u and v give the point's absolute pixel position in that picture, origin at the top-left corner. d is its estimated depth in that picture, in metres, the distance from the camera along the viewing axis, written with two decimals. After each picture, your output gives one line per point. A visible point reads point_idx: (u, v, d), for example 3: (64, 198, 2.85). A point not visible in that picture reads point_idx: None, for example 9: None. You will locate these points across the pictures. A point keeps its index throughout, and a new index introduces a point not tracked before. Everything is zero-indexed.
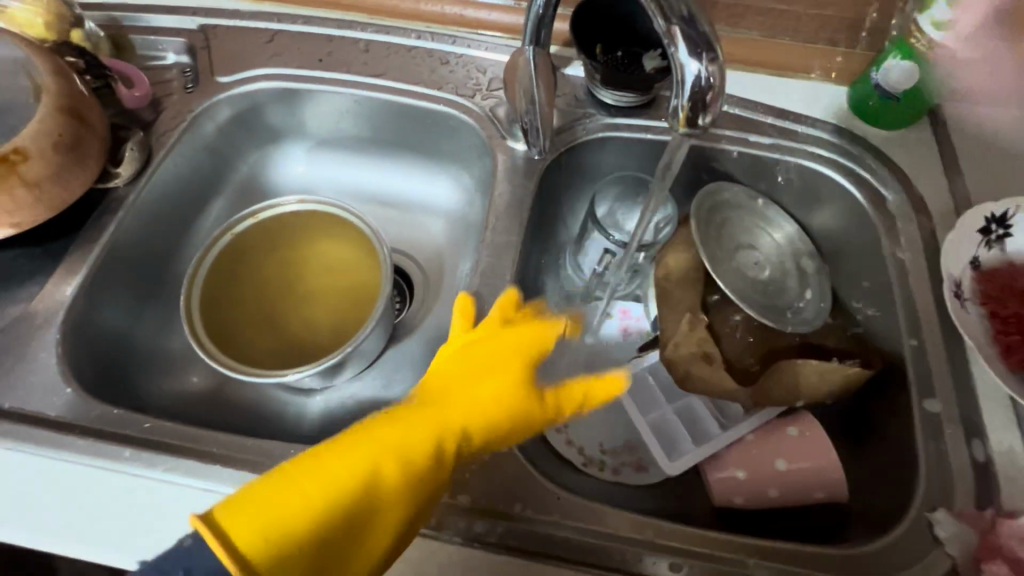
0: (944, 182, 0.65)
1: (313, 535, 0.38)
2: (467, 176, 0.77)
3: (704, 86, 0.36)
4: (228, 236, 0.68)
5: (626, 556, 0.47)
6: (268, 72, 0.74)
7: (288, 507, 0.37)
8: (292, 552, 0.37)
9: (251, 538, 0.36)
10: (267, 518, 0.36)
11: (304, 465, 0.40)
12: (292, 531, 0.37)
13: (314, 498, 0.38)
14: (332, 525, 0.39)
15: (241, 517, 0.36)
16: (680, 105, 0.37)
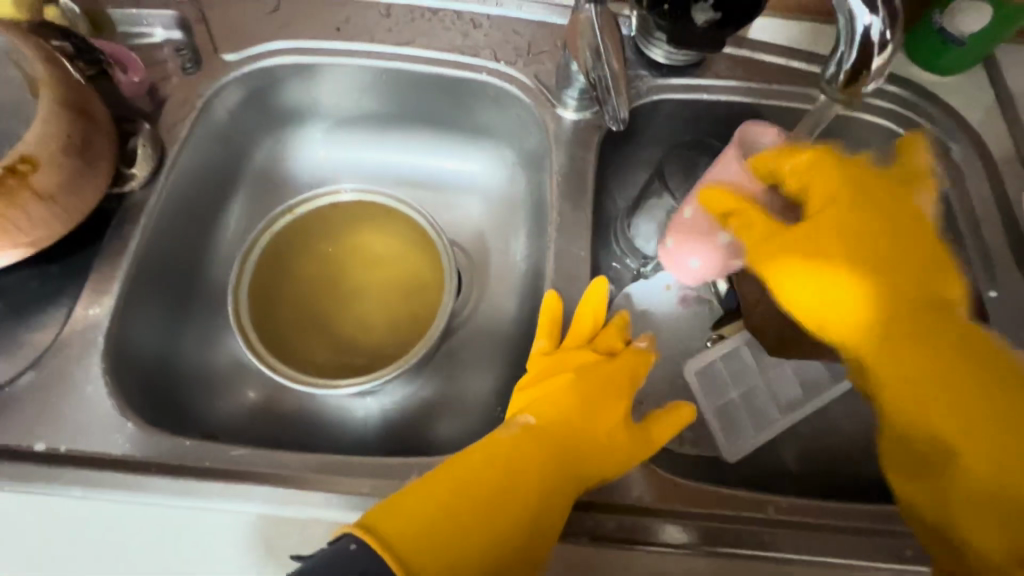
0: (1007, 126, 0.64)
1: (456, 551, 0.39)
2: (508, 151, 0.72)
3: (872, 43, 0.37)
4: (267, 235, 0.63)
5: (753, 535, 0.46)
6: (282, 45, 0.66)
7: (418, 509, 0.40)
8: (441, 562, 0.39)
9: (403, 546, 0.38)
10: (402, 514, 0.40)
11: (427, 479, 0.43)
12: (425, 527, 0.39)
13: (441, 504, 0.41)
14: (459, 528, 0.40)
15: (390, 525, 0.39)
16: (844, 65, 0.38)
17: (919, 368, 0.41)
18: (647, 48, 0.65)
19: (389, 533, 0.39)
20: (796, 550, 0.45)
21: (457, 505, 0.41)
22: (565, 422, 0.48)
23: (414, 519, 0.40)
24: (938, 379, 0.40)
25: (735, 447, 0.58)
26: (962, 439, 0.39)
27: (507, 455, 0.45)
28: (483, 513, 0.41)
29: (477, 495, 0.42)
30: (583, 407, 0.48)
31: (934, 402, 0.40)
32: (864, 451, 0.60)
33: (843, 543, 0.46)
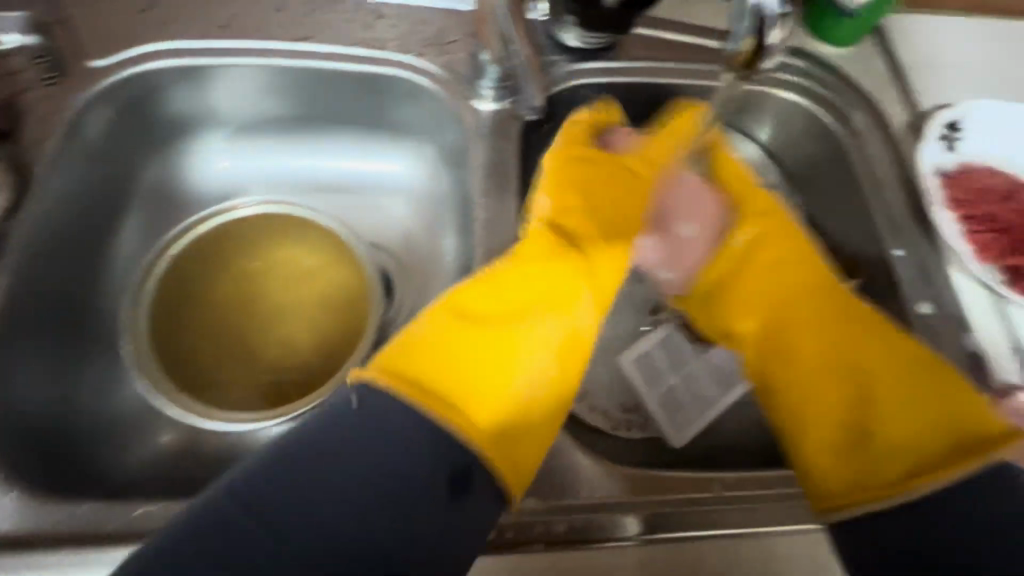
0: (898, 94, 0.68)
1: (452, 373, 0.41)
2: (429, 147, 0.69)
3: (771, 18, 0.42)
4: (166, 261, 0.57)
5: (704, 515, 0.46)
6: (161, 48, 0.59)
7: (436, 341, 0.42)
8: (437, 375, 0.40)
9: (403, 370, 0.40)
10: (419, 345, 0.42)
11: (455, 304, 0.45)
12: (429, 352, 0.42)
13: (452, 328, 0.43)
14: (471, 344, 0.43)
15: (402, 364, 0.41)
16: (745, 37, 0.43)
17: (792, 333, 0.51)
18: (560, 33, 0.64)
19: (397, 365, 0.40)
20: (747, 524, 0.46)
21: (461, 356, 0.42)
22: (586, 194, 0.53)
23: (422, 352, 0.42)
24: (819, 365, 0.48)
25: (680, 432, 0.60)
26: (827, 387, 0.47)
27: (503, 308, 0.45)
28: (478, 337, 0.43)
29: (478, 336, 0.43)
30: (589, 192, 0.53)
31: (813, 365, 0.48)
32: None
33: (788, 509, 0.47)
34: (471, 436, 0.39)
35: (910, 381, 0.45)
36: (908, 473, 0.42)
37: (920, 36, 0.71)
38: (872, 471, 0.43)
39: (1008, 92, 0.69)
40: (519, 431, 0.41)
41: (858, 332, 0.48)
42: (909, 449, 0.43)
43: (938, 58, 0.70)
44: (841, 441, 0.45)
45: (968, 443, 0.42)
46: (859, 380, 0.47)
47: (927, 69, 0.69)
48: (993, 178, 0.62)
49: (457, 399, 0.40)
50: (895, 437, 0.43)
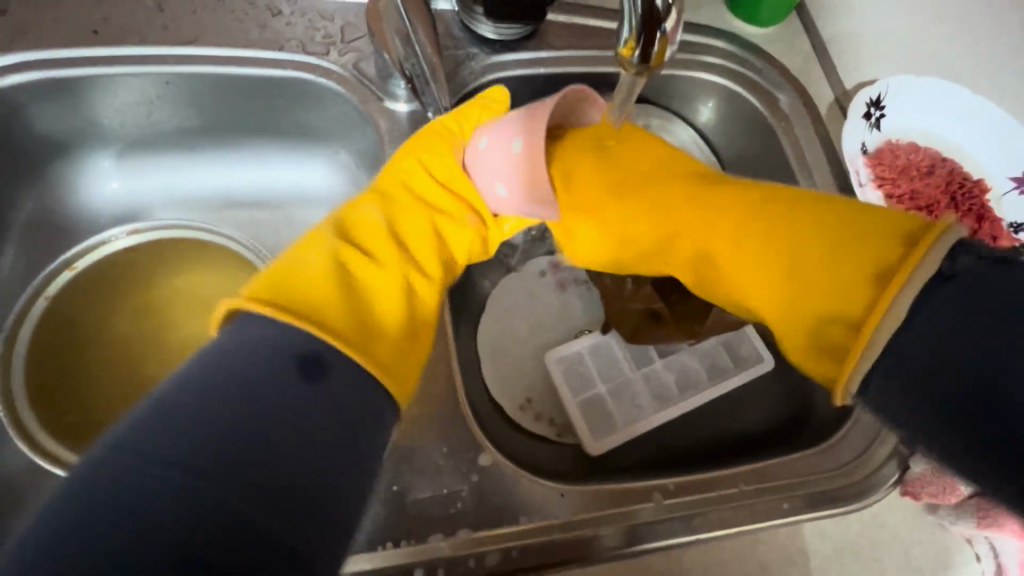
0: (822, 74, 0.67)
1: (328, 294, 0.36)
2: (344, 152, 0.64)
3: (661, 12, 0.34)
4: (43, 302, 0.52)
5: (643, 529, 0.45)
6: (18, 61, 0.52)
7: (310, 269, 0.37)
8: (313, 301, 0.35)
9: (279, 300, 0.34)
10: (281, 276, 0.36)
11: (313, 238, 0.40)
12: (302, 285, 0.36)
13: (325, 266, 0.38)
14: (322, 276, 0.37)
15: (276, 291, 0.35)
16: (631, 33, 0.35)
17: (711, 221, 0.39)
18: (474, 25, 0.60)
19: (269, 295, 0.35)
20: (685, 533, 0.45)
21: (321, 293, 0.36)
22: (416, 174, 0.47)
23: (291, 286, 0.36)
24: (754, 267, 0.36)
25: (602, 442, 0.57)
26: (743, 257, 0.37)
27: (377, 224, 0.42)
28: (335, 276, 0.37)
29: (362, 258, 0.39)
30: (434, 169, 0.47)
31: (748, 270, 0.36)
32: (743, 404, 0.62)
33: (724, 513, 0.46)
34: (357, 342, 0.35)
35: (828, 218, 0.34)
36: (830, 343, 0.32)
37: (841, 12, 0.70)
38: (828, 325, 0.32)
39: (927, 67, 0.69)
40: (392, 340, 0.37)
41: (757, 219, 0.37)
42: (837, 315, 0.32)
43: (860, 33, 0.69)
44: (782, 313, 0.35)
45: (896, 260, 0.30)
46: (774, 241, 0.35)
47: (848, 47, 0.69)
48: (916, 155, 0.62)
49: (340, 309, 0.35)
50: (829, 306, 0.32)
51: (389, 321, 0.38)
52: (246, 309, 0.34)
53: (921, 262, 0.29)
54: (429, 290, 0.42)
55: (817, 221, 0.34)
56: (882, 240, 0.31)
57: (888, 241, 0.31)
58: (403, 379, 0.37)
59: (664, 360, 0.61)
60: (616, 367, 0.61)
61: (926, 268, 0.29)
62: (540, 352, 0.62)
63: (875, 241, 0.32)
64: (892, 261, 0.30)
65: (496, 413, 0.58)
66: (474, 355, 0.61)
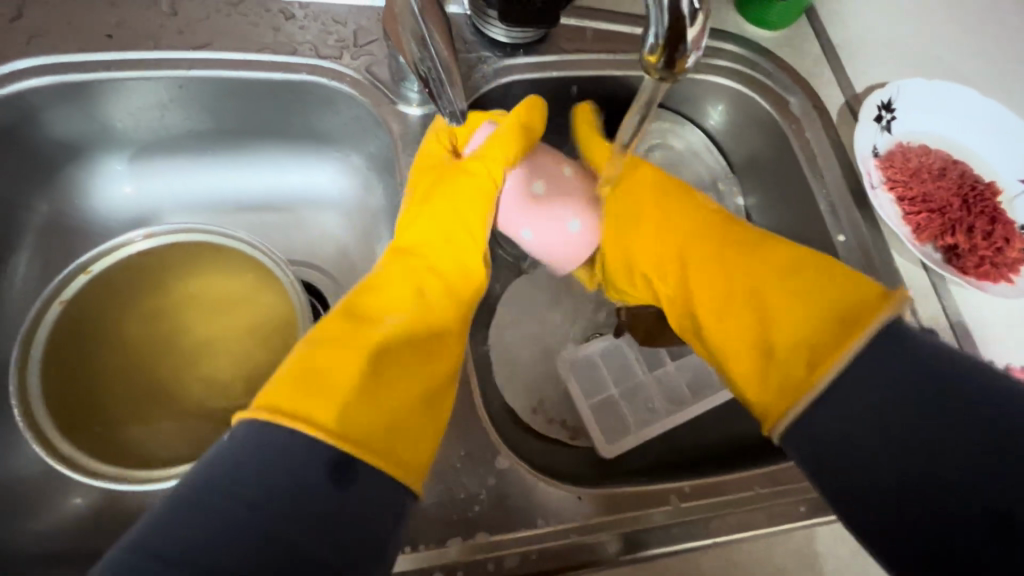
0: (832, 77, 0.67)
1: (351, 385, 0.38)
2: (356, 155, 0.64)
3: (689, 16, 0.34)
4: (58, 306, 0.52)
5: (660, 532, 0.45)
6: (34, 64, 0.52)
7: (329, 361, 0.38)
8: (337, 401, 0.36)
9: (300, 405, 0.36)
10: (304, 379, 0.37)
11: (330, 326, 0.41)
12: (329, 385, 0.37)
13: (343, 348, 0.39)
14: (349, 362, 0.39)
15: (294, 396, 0.36)
16: (659, 39, 0.35)
17: (727, 264, 0.47)
18: (486, 28, 0.60)
19: (288, 403, 0.36)
20: (703, 536, 0.45)
21: (347, 384, 0.37)
22: (427, 232, 0.49)
23: (317, 381, 0.37)
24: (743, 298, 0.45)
25: (616, 445, 0.57)
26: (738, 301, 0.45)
27: (400, 282, 0.45)
28: (358, 364, 0.39)
29: (381, 334, 0.41)
30: (451, 205, 0.50)
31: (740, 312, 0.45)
32: None
33: (742, 516, 0.46)
34: (373, 441, 0.36)
35: (802, 275, 0.43)
36: (806, 378, 0.40)
37: (850, 15, 0.71)
38: (808, 362, 0.40)
39: (936, 69, 0.69)
40: (407, 427, 0.39)
41: (759, 266, 0.45)
42: (798, 359, 0.40)
43: (869, 36, 0.70)
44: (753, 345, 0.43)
45: (862, 309, 0.39)
46: (770, 290, 0.44)
47: (859, 50, 0.69)
48: (928, 157, 0.61)
49: (356, 404, 0.37)
50: (797, 350, 0.41)
51: (397, 396, 0.39)
52: (260, 419, 0.35)
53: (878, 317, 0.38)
54: (447, 361, 0.44)
55: (799, 275, 0.43)
56: (851, 308, 0.40)
57: (852, 300, 0.40)
58: (410, 458, 0.38)
59: (676, 362, 0.61)
60: (629, 370, 0.61)
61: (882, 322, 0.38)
62: (552, 355, 0.62)
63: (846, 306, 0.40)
64: (863, 308, 0.40)
65: (509, 416, 0.58)
66: (486, 358, 0.61)
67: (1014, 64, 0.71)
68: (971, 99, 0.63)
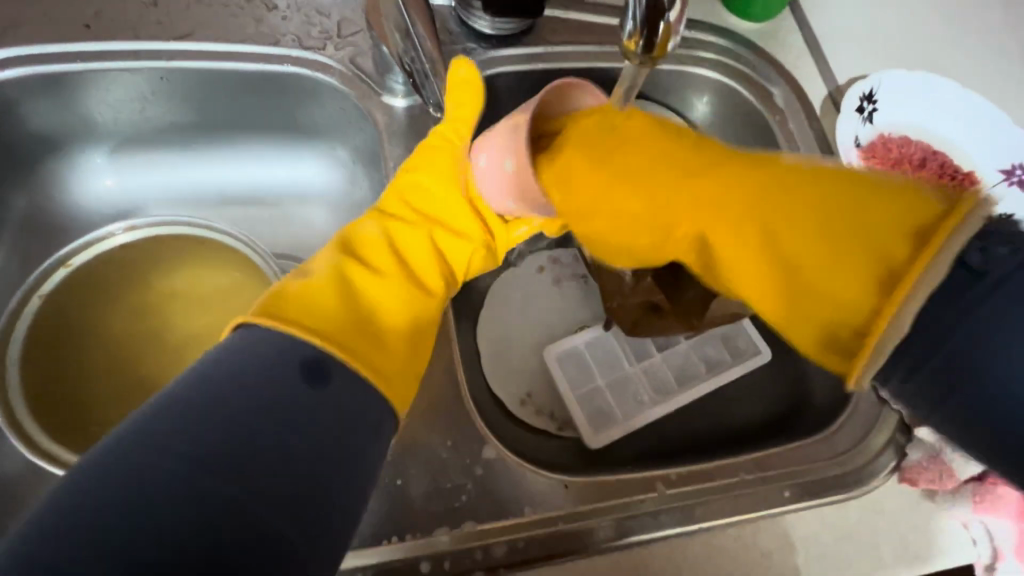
0: (815, 69, 0.68)
1: (337, 321, 0.36)
2: (342, 148, 0.64)
3: (667, 1, 0.34)
4: (37, 300, 0.51)
5: (647, 518, 0.45)
6: (9, 56, 0.51)
7: (313, 295, 0.37)
8: (329, 322, 0.36)
9: (295, 315, 0.35)
10: (299, 301, 0.36)
11: (321, 259, 0.41)
12: (319, 317, 0.35)
13: (331, 291, 0.38)
14: (334, 308, 0.37)
15: (292, 307, 0.36)
16: (636, 23, 0.35)
17: (704, 195, 0.36)
18: (471, 20, 0.60)
19: (287, 312, 0.35)
20: (688, 522, 0.46)
21: (335, 313, 0.36)
22: (404, 200, 0.48)
23: (304, 300, 0.36)
24: (770, 236, 0.32)
25: (603, 435, 0.58)
26: (756, 241, 0.33)
27: (376, 240, 0.44)
28: (342, 309, 0.37)
29: (366, 271, 0.41)
30: (419, 179, 0.48)
31: (783, 246, 0.32)
32: (741, 397, 0.63)
33: (727, 501, 0.47)
34: (367, 355, 0.35)
35: (850, 201, 0.31)
36: (835, 346, 0.31)
37: (833, 8, 0.71)
38: (832, 324, 0.30)
39: (917, 61, 0.70)
40: (394, 353, 0.37)
41: (789, 194, 0.33)
42: (851, 312, 0.30)
43: (851, 30, 0.70)
44: (784, 307, 0.32)
45: (904, 258, 0.28)
46: (834, 238, 0.30)
47: (841, 42, 0.70)
48: (908, 147, 0.62)
49: (342, 317, 0.36)
50: (835, 281, 0.30)
51: (390, 329, 0.39)
52: (257, 323, 0.34)
53: (953, 231, 0.27)
54: (430, 307, 0.43)
55: (851, 199, 0.31)
56: (895, 229, 0.29)
57: (906, 230, 0.29)
58: (403, 387, 0.37)
59: (663, 353, 0.62)
60: (616, 361, 0.61)
61: (956, 244, 0.27)
62: (539, 347, 0.63)
63: (891, 226, 0.29)
64: (926, 228, 0.29)
65: (497, 408, 0.58)
66: (474, 350, 0.61)
67: (993, 56, 0.72)
68: (950, 91, 0.64)
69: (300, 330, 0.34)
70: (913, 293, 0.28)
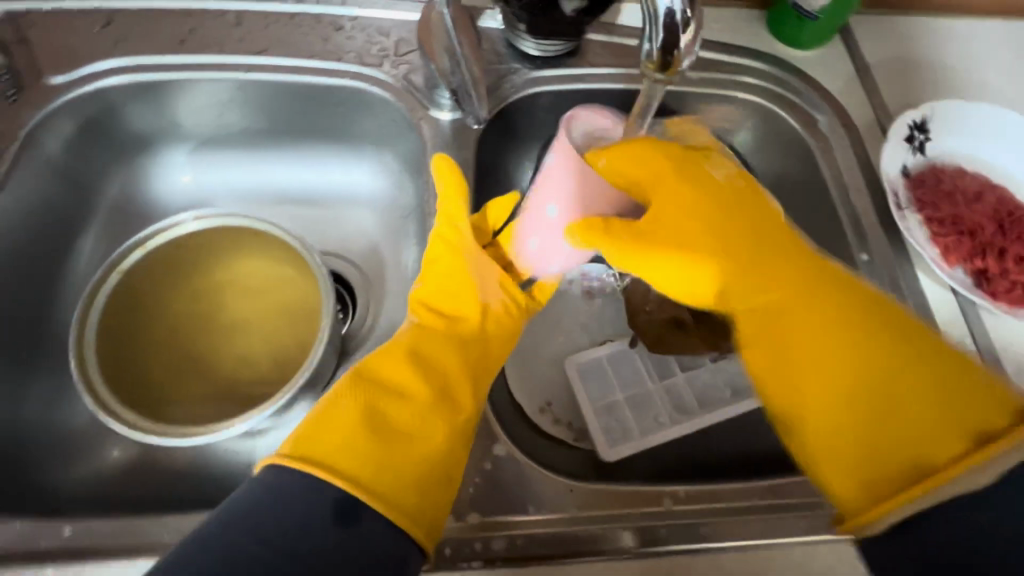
0: (865, 97, 0.66)
1: (362, 447, 0.38)
2: (391, 156, 0.68)
3: (679, 21, 0.35)
4: (116, 275, 0.57)
5: (650, 532, 0.45)
6: (116, 65, 0.60)
7: (336, 424, 0.39)
8: (353, 453, 0.38)
9: (322, 455, 0.38)
10: (325, 438, 0.39)
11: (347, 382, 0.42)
12: (345, 452, 0.38)
13: (355, 420, 0.40)
14: (350, 431, 0.39)
15: (315, 445, 0.38)
16: (654, 47, 0.37)
17: (779, 306, 0.46)
18: (518, 42, 0.64)
19: (311, 452, 0.38)
20: (693, 541, 0.45)
21: (357, 445, 0.38)
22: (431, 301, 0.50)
23: (332, 438, 0.39)
24: (847, 368, 0.41)
25: (619, 450, 0.58)
26: (848, 375, 0.41)
27: (398, 353, 0.45)
28: (365, 435, 0.39)
29: (390, 395, 0.42)
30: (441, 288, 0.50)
31: (863, 386, 0.41)
32: (766, 426, 0.61)
33: (737, 524, 0.46)
34: (388, 491, 0.37)
35: (936, 382, 0.39)
36: (869, 492, 0.38)
37: (888, 37, 0.70)
38: (896, 476, 0.38)
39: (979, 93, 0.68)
40: (422, 484, 0.39)
41: (879, 338, 0.42)
42: (923, 456, 0.37)
43: (906, 59, 0.69)
44: (846, 442, 0.40)
45: (994, 431, 0.36)
46: (922, 401, 0.39)
47: (895, 71, 0.68)
48: (963, 179, 0.59)
49: (361, 451, 0.38)
50: (871, 417, 0.40)
51: (412, 455, 0.39)
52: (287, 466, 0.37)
53: (989, 461, 0.34)
54: (456, 421, 0.42)
55: (930, 367, 0.40)
56: (963, 427, 0.37)
57: (970, 426, 0.37)
58: (428, 512, 0.39)
59: (686, 373, 0.61)
60: (638, 377, 0.61)
61: (1003, 463, 0.34)
62: (563, 357, 0.64)
63: (978, 415, 0.37)
64: (985, 432, 0.36)
65: (517, 412, 0.60)
66: None
67: None
68: (1011, 123, 0.61)
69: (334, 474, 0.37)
70: (949, 487, 0.34)
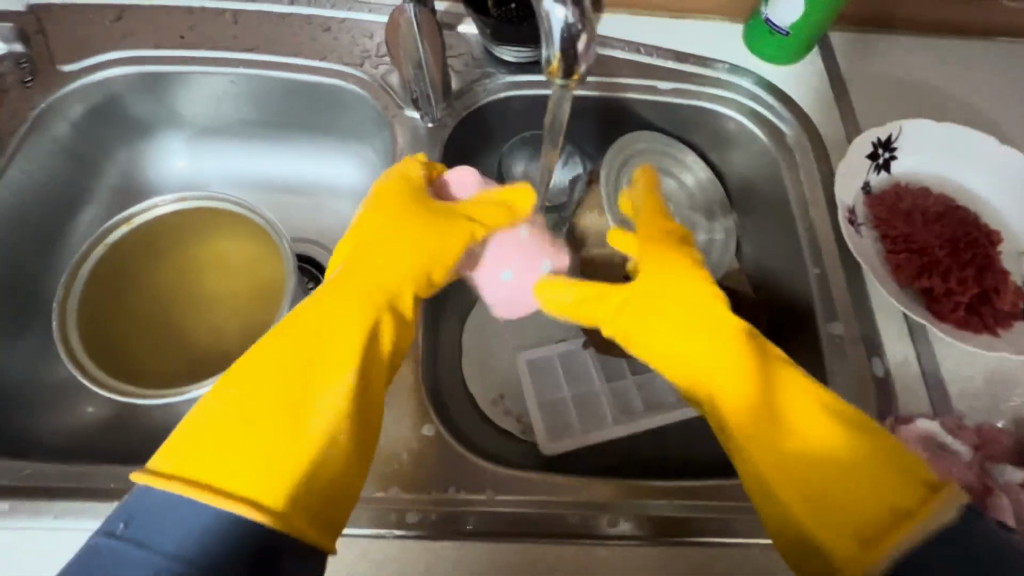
0: (838, 112, 0.66)
1: (240, 470, 0.35)
2: (370, 152, 0.72)
3: (573, 31, 0.37)
4: (102, 247, 0.62)
5: (563, 520, 0.47)
6: (120, 56, 0.65)
7: (217, 444, 0.36)
8: (231, 477, 0.35)
9: (195, 475, 0.35)
10: (200, 456, 0.36)
11: (231, 394, 0.39)
12: (225, 473, 0.35)
13: (238, 438, 0.37)
14: (229, 451, 0.36)
15: (187, 463, 0.35)
16: (551, 54, 0.39)
17: (725, 359, 0.43)
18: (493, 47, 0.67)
19: (184, 471, 0.35)
20: (603, 532, 0.46)
21: (234, 467, 0.35)
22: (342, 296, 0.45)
23: (208, 457, 0.36)
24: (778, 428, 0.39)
25: (559, 445, 0.59)
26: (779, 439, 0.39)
27: (288, 362, 0.40)
28: (244, 457, 0.36)
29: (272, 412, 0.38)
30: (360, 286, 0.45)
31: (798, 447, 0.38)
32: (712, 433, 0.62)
33: (649, 520, 0.47)
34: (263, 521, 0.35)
35: (863, 441, 0.37)
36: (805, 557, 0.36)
37: (869, 53, 0.70)
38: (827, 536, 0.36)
39: (960, 114, 0.67)
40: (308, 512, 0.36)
41: (803, 399, 0.40)
42: (854, 527, 0.35)
43: (885, 77, 0.68)
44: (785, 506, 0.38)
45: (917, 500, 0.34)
46: (849, 465, 0.36)
47: (873, 88, 0.68)
48: (925, 199, 0.59)
49: (236, 477, 0.35)
50: (806, 477, 0.37)
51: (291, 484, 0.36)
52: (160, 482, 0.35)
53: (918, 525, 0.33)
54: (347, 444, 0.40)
55: (854, 428, 0.38)
56: (893, 493, 0.35)
57: (897, 493, 0.34)
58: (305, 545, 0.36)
59: (635, 376, 0.63)
60: (586, 376, 0.63)
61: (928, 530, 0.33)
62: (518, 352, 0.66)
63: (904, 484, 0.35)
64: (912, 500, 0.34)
65: (467, 400, 0.62)
66: (456, 345, 0.65)
67: None
68: (982, 145, 0.60)
69: (208, 496, 0.34)
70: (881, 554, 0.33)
